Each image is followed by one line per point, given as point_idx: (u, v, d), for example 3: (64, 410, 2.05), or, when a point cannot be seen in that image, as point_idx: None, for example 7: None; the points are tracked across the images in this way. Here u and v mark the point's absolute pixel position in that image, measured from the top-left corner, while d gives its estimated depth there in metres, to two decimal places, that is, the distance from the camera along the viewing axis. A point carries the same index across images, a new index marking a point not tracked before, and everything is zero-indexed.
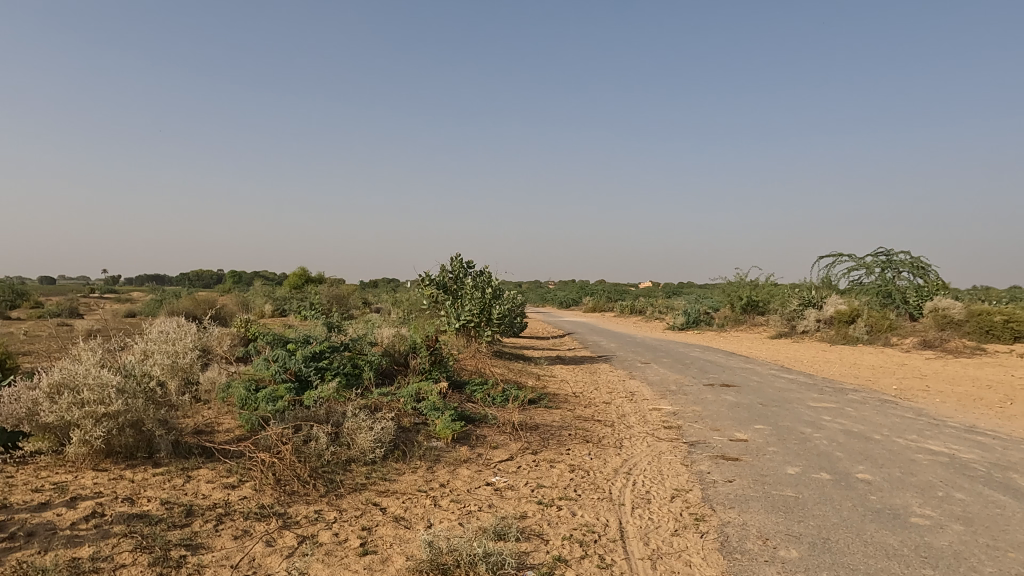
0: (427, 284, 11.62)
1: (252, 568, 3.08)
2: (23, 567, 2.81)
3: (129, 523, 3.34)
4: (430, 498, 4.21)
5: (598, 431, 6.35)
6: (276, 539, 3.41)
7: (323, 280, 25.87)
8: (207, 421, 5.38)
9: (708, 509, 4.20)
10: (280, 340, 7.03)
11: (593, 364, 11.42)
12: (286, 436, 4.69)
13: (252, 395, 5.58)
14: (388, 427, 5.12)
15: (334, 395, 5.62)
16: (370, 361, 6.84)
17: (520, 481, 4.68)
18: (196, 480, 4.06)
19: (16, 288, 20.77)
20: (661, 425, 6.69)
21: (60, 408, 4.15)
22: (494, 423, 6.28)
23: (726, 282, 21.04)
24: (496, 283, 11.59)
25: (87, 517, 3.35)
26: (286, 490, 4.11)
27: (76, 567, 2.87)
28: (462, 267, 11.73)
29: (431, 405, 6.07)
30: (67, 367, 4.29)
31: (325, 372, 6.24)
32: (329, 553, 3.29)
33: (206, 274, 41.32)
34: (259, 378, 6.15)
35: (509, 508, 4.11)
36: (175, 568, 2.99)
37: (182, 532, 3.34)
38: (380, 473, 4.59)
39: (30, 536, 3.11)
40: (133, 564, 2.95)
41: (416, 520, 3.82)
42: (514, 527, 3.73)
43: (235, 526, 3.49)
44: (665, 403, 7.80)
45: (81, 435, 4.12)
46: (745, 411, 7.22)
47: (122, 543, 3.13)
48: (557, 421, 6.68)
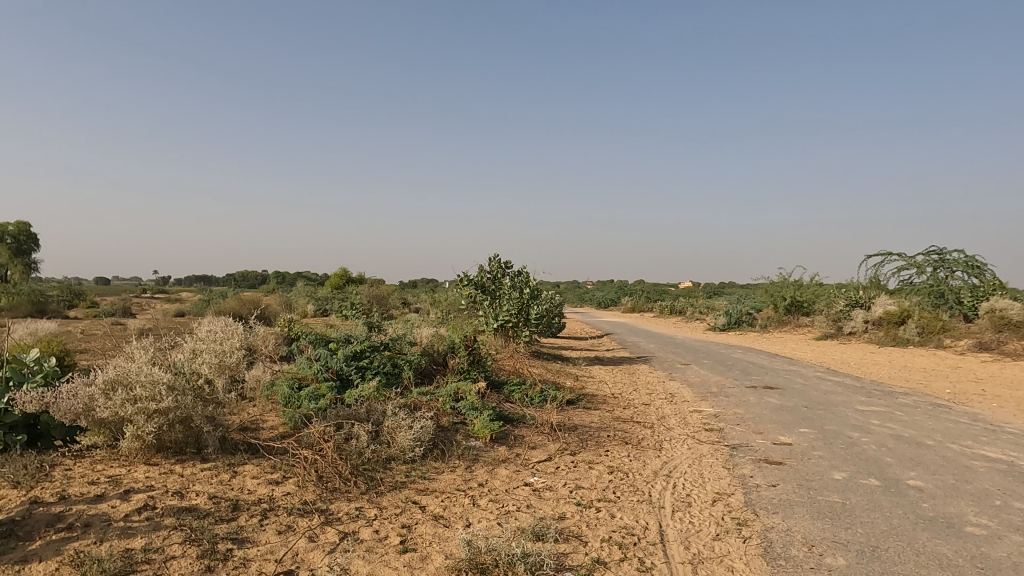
0: (465, 284, 11.69)
1: (295, 563, 3.14)
2: (80, 556, 2.93)
3: (179, 516, 3.44)
4: (468, 497, 4.23)
5: (638, 433, 6.28)
6: (318, 535, 3.48)
7: (364, 281, 26.35)
8: (252, 418, 5.51)
9: (750, 514, 4.12)
10: (322, 339, 7.19)
11: (632, 365, 11.31)
12: (328, 434, 4.79)
13: (295, 393, 5.72)
14: (428, 426, 5.16)
15: (374, 394, 5.69)
16: (409, 361, 6.91)
17: (558, 482, 4.67)
18: (241, 476, 4.17)
19: (72, 288, 21.78)
20: (702, 427, 6.59)
21: (114, 404, 4.31)
22: (532, 424, 6.28)
23: (768, 282, 20.60)
24: (535, 283, 11.59)
25: (139, 510, 3.47)
26: (328, 487, 4.19)
27: (129, 558, 2.98)
28: (500, 267, 11.77)
29: (469, 405, 6.11)
30: (122, 365, 4.47)
31: (365, 372, 6.34)
32: (369, 550, 3.34)
33: (251, 275, 42.61)
34: (302, 376, 6.29)
35: (547, 509, 4.11)
36: (223, 561, 3.07)
37: (229, 526, 3.43)
38: (419, 472, 4.64)
39: (87, 527, 3.24)
40: (183, 557, 3.05)
41: (455, 519, 3.84)
42: (552, 528, 3.72)
43: (279, 522, 3.57)
44: (706, 405, 7.68)
45: (134, 430, 4.25)
46: (789, 415, 7.04)
47: (173, 535, 3.23)
48: (596, 422, 6.63)
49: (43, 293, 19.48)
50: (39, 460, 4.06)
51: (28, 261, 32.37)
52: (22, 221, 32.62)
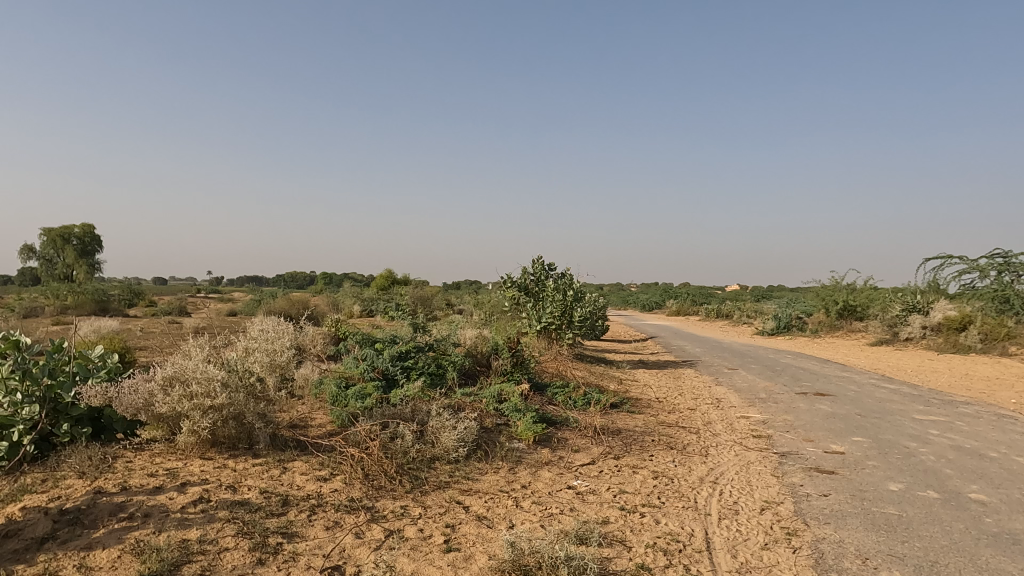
0: (508, 286, 11.73)
1: (342, 559, 3.20)
2: (140, 545, 3.06)
3: (232, 509, 3.55)
4: (511, 499, 4.24)
5: (683, 438, 6.18)
6: (364, 531, 3.54)
7: (408, 282, 26.72)
8: (301, 416, 5.65)
9: (801, 524, 4.01)
10: (368, 340, 7.32)
11: (677, 369, 11.15)
12: (374, 433, 4.88)
13: (342, 392, 5.84)
14: (472, 427, 5.19)
15: (419, 394, 5.76)
16: (453, 362, 6.97)
17: (602, 486, 4.64)
18: (291, 472, 4.28)
19: (133, 288, 22.75)
20: (750, 434, 6.44)
21: (172, 399, 4.48)
22: (575, 427, 6.25)
23: (820, 286, 20.00)
24: (578, 285, 11.53)
25: (195, 502, 3.59)
26: (373, 484, 4.26)
27: (186, 548, 3.09)
28: (543, 269, 11.76)
29: (512, 406, 6.13)
30: (179, 362, 4.63)
31: (410, 372, 6.41)
32: (414, 548, 3.38)
33: (300, 276, 43.73)
34: (349, 375, 6.43)
35: (590, 513, 4.08)
36: (273, 554, 3.16)
37: (279, 520, 3.52)
38: (463, 472, 4.67)
39: (146, 517, 3.38)
40: (236, 549, 3.15)
41: (498, 520, 3.86)
42: (596, 532, 3.69)
43: (326, 518, 3.65)
44: (754, 411, 7.51)
45: (190, 425, 4.38)
46: (842, 422, 6.83)
47: (226, 528, 3.34)
48: (640, 426, 6.55)
49: (106, 292, 20.40)
50: (102, 452, 4.25)
51: (92, 262, 33.93)
52: (87, 223, 34.20)
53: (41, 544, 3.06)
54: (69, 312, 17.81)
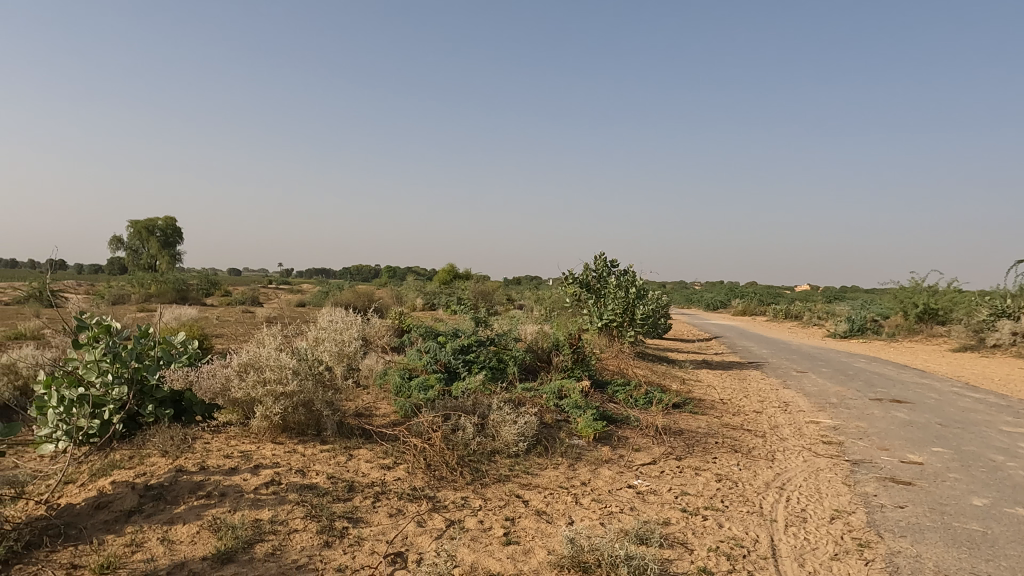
0: (570, 282, 11.68)
1: (405, 546, 3.28)
2: (216, 523, 3.23)
3: (301, 492, 3.70)
4: (571, 495, 4.23)
5: (748, 442, 6.02)
6: (426, 520, 3.61)
7: (470, 278, 27.00)
8: (366, 405, 5.81)
9: (874, 536, 3.84)
10: (431, 333, 7.47)
11: (742, 370, 10.85)
12: (436, 424, 4.97)
13: (406, 384, 5.98)
14: (532, 422, 5.20)
15: (480, 387, 5.82)
16: (514, 357, 7.01)
17: (663, 486, 4.57)
18: (356, 459, 4.41)
19: (211, 279, 23.92)
20: (819, 439, 6.21)
21: (247, 385, 4.68)
22: (636, 425, 6.18)
23: (898, 287, 19.01)
24: (641, 282, 11.35)
25: (267, 484, 3.75)
26: (435, 475, 4.34)
27: (258, 527, 3.24)
28: (605, 265, 11.64)
29: (573, 403, 6.11)
30: (253, 349, 4.84)
31: (472, 366, 6.49)
32: (474, 539, 3.43)
33: (366, 269, 44.93)
34: (413, 367, 6.58)
35: (651, 513, 4.03)
36: (339, 537, 3.27)
37: (345, 505, 3.64)
38: (523, 467, 4.69)
39: (223, 496, 3.55)
40: (304, 530, 3.27)
41: (558, 516, 3.86)
42: (657, 532, 3.64)
43: (390, 505, 3.74)
44: (824, 417, 7.22)
45: (263, 410, 4.59)
46: (920, 431, 6.48)
47: (296, 510, 3.47)
48: (703, 428, 6.42)
49: (186, 281, 21.54)
50: (183, 432, 4.49)
51: (174, 253, 35.83)
52: (169, 216, 36.12)
53: (128, 517, 3.27)
54: (153, 300, 18.95)
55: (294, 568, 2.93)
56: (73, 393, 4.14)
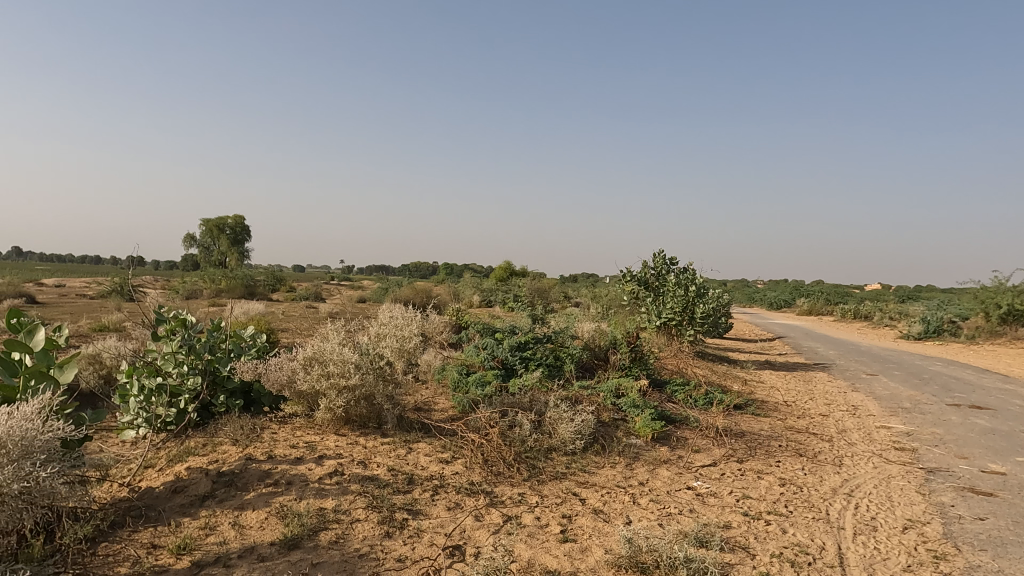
0: (628, 280, 11.56)
1: (463, 539, 3.33)
2: (283, 510, 3.36)
3: (363, 483, 3.80)
4: (628, 495, 4.19)
5: (814, 446, 5.81)
6: (484, 515, 3.65)
7: (526, 275, 27.04)
8: (425, 400, 5.92)
9: (951, 548, 3.65)
10: (489, 330, 7.54)
11: (808, 372, 10.49)
12: (493, 420, 5.02)
13: (464, 379, 6.05)
14: (589, 420, 5.17)
15: (537, 384, 5.83)
16: (571, 354, 6.98)
17: (723, 489, 4.47)
18: (416, 453, 4.49)
19: (277, 275, 24.79)
20: (891, 445, 5.94)
21: (312, 378, 4.84)
22: (695, 426, 6.06)
23: (979, 287, 17.94)
24: (702, 280, 11.11)
25: (331, 474, 3.87)
26: (492, 470, 4.38)
27: (323, 515, 3.35)
28: (664, 263, 11.45)
29: (631, 402, 6.04)
30: (318, 344, 4.99)
31: (529, 363, 6.51)
32: (531, 535, 3.44)
33: (424, 267, 45.68)
34: (471, 363, 6.67)
35: (711, 516, 3.95)
36: (399, 528, 3.35)
37: (405, 497, 3.72)
38: (580, 465, 4.68)
39: (289, 484, 3.68)
40: (366, 520, 3.36)
41: (615, 515, 3.83)
42: (717, 536, 3.57)
43: (448, 498, 3.80)
44: (896, 422, 6.90)
45: (326, 403, 4.73)
46: (1003, 440, 6.11)
47: (358, 500, 3.57)
48: (766, 430, 6.23)
49: (253, 277, 22.40)
50: (252, 422, 4.69)
51: (242, 250, 37.32)
52: (238, 214, 37.62)
53: (202, 501, 3.43)
54: (223, 296, 19.85)
55: (356, 556, 3.01)
56: (152, 382, 4.40)
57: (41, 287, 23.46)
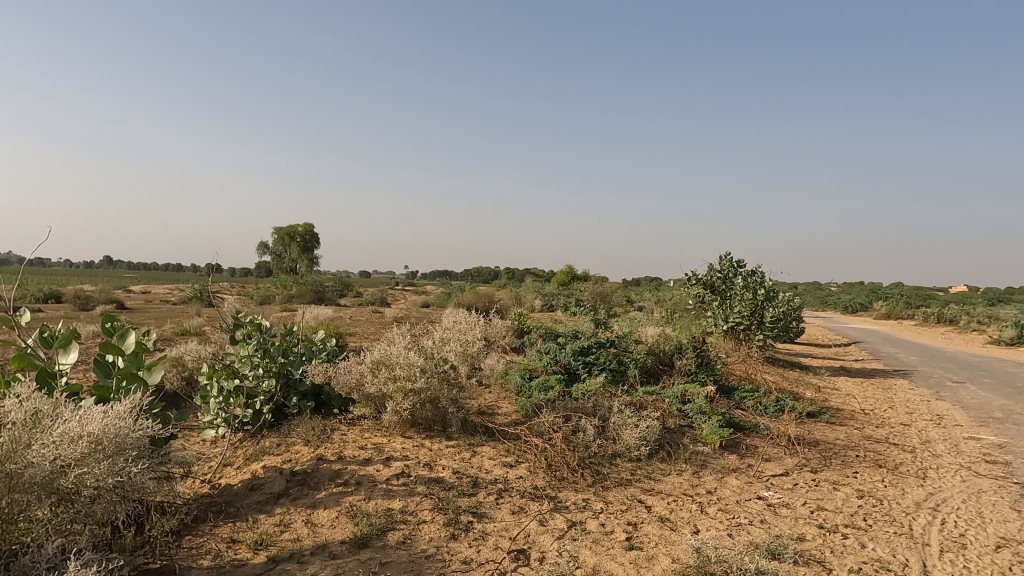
0: (693, 283, 11.32)
1: (527, 543, 3.33)
2: (353, 509, 3.45)
3: (429, 485, 3.86)
4: (696, 504, 4.09)
5: (895, 457, 5.52)
6: (548, 520, 3.64)
7: (587, 279, 26.88)
8: (489, 403, 5.97)
9: None
10: (551, 334, 7.54)
11: (887, 379, 9.98)
12: (557, 424, 5.00)
13: (527, 384, 6.07)
14: (654, 426, 5.08)
15: (600, 389, 5.78)
16: (635, 359, 6.89)
17: (796, 500, 4.31)
18: (480, 456, 4.53)
19: (344, 281, 25.56)
20: (981, 458, 5.57)
21: (379, 381, 4.96)
22: (765, 434, 5.86)
23: None
24: (771, 283, 10.75)
25: (398, 475, 3.95)
26: (556, 475, 4.36)
27: (391, 516, 3.42)
28: (731, 266, 11.15)
29: (697, 408, 5.90)
30: (385, 347, 5.12)
31: (592, 367, 6.47)
32: (596, 542, 3.41)
33: (486, 272, 46.10)
34: (534, 367, 6.69)
35: (783, 527, 3.81)
36: (464, 531, 3.38)
37: (470, 500, 3.75)
38: (645, 471, 4.60)
39: (358, 484, 3.79)
40: (432, 522, 3.41)
41: (682, 524, 3.75)
42: (790, 548, 3.44)
43: (512, 502, 3.81)
44: (987, 433, 6.47)
45: (393, 406, 4.83)
46: None
47: (424, 502, 3.63)
48: (841, 439, 5.97)
49: (323, 283, 23.18)
50: (323, 424, 4.84)
51: (311, 257, 38.67)
52: (307, 222, 38.98)
53: (277, 499, 3.57)
54: (294, 301, 20.60)
55: (423, 557, 3.06)
56: (229, 385, 4.60)
57: (128, 294, 25.04)
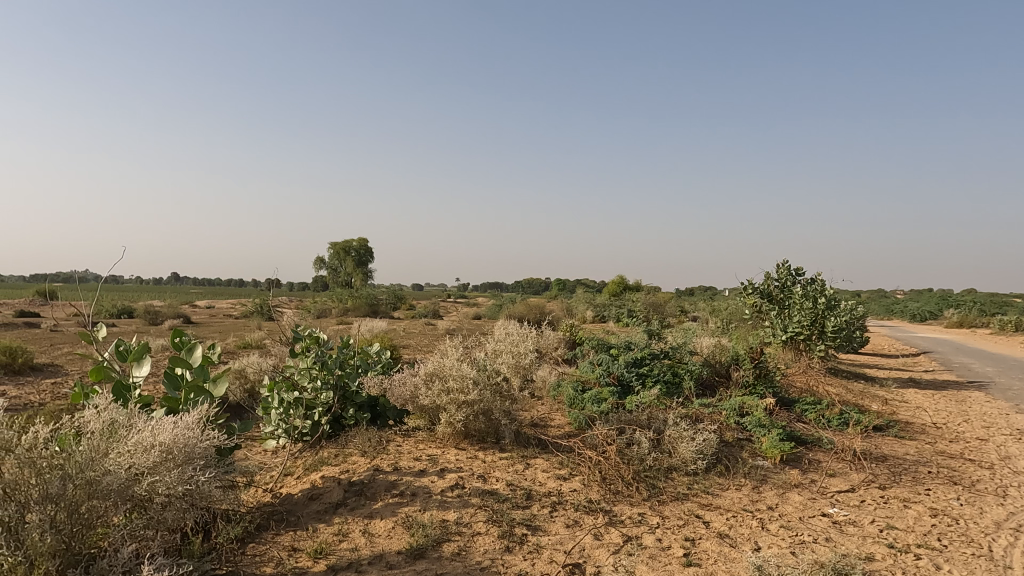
0: (749, 292, 10.97)
1: (582, 557, 3.29)
2: (408, 520, 3.50)
3: (483, 497, 3.87)
4: (757, 520, 3.97)
5: (971, 473, 5.22)
6: (603, 534, 3.60)
7: (640, 289, 26.56)
8: (542, 415, 5.96)
9: None
10: (603, 345, 7.46)
11: (961, 391, 9.46)
12: (611, 437, 4.93)
13: (580, 395, 6.03)
14: (711, 439, 4.97)
15: (655, 402, 5.69)
16: (690, 371, 6.76)
17: (864, 517, 4.12)
18: (533, 468, 4.52)
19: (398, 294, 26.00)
20: None
21: (433, 393, 5.02)
22: (829, 448, 5.64)
23: None
24: (833, 291, 10.36)
25: (452, 487, 3.98)
26: (611, 489, 4.31)
27: (445, 527, 3.45)
28: (789, 274, 10.81)
29: (756, 421, 5.74)
30: (437, 359, 5.19)
31: (646, 379, 6.38)
32: (653, 557, 3.35)
33: (537, 283, 46.14)
34: (586, 379, 6.65)
35: (851, 546, 3.65)
36: (519, 543, 3.37)
37: (524, 513, 3.74)
38: (702, 486, 4.49)
39: (414, 495, 3.83)
40: (487, 534, 3.42)
41: (742, 541, 3.64)
42: (858, 568, 3.29)
43: (567, 515, 3.78)
44: None
45: (447, 417, 4.88)
46: None
47: (479, 513, 3.64)
48: (912, 455, 5.69)
49: (377, 296, 23.63)
50: (379, 435, 4.93)
51: (366, 271, 39.54)
52: (361, 237, 39.88)
53: (336, 509, 3.65)
54: (350, 314, 21.09)
55: (478, 569, 3.07)
56: (289, 396, 4.80)
57: (195, 308, 26.14)
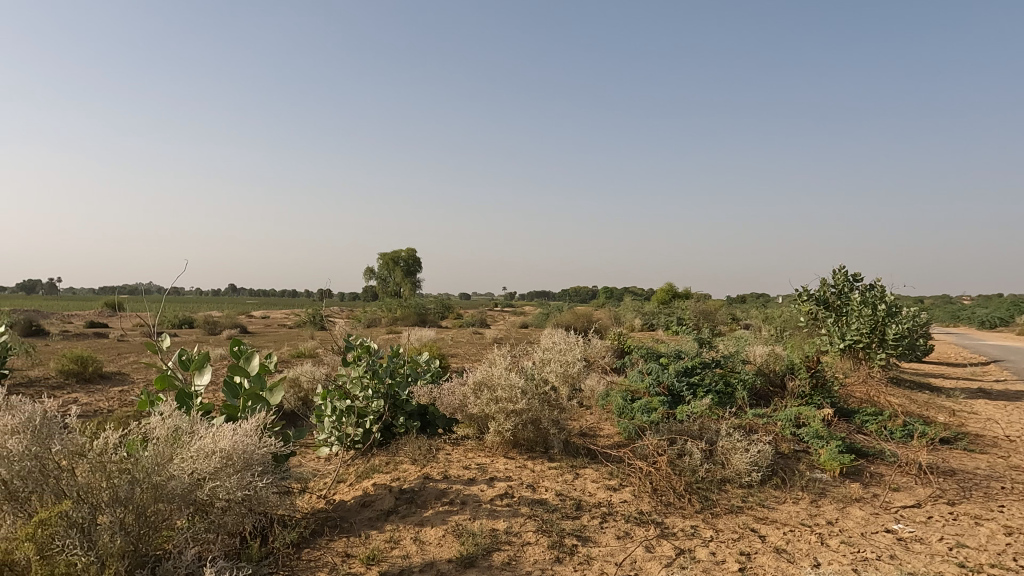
0: (804, 299, 10.65)
1: (633, 570, 3.25)
2: (458, 528, 3.52)
3: (533, 506, 3.86)
4: (816, 535, 3.84)
5: None
6: (655, 546, 3.54)
7: (690, 297, 26.11)
8: (591, 425, 5.91)
9: None
10: (652, 354, 7.36)
11: None
12: (662, 447, 4.85)
13: (629, 405, 5.96)
14: (766, 451, 4.83)
15: (707, 412, 5.57)
16: (743, 380, 6.60)
17: (931, 535, 3.93)
18: (583, 478, 4.49)
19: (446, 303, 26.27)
20: None
21: (482, 402, 5.05)
22: (892, 461, 5.41)
23: None
24: (894, 298, 9.95)
25: (501, 496, 3.99)
26: (662, 500, 4.24)
27: (495, 536, 3.45)
28: (846, 280, 10.44)
29: (814, 432, 5.55)
30: (486, 368, 5.21)
31: (697, 389, 6.25)
32: (707, 571, 3.27)
33: (584, 292, 45.92)
34: (635, 389, 6.57)
35: (918, 564, 3.49)
36: (569, 554, 3.35)
37: (574, 523, 3.71)
38: (757, 498, 4.37)
39: (463, 504, 3.85)
40: (536, 544, 3.41)
41: (801, 556, 3.52)
42: None
43: (617, 527, 3.73)
44: None
45: (496, 427, 4.90)
46: None
47: (529, 523, 3.64)
48: (983, 469, 5.40)
49: (425, 306, 23.92)
50: (428, 443, 4.98)
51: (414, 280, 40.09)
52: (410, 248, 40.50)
53: (387, 516, 3.70)
54: (399, 324, 21.41)
55: None
56: (342, 404, 4.90)
57: (250, 319, 27.00)
